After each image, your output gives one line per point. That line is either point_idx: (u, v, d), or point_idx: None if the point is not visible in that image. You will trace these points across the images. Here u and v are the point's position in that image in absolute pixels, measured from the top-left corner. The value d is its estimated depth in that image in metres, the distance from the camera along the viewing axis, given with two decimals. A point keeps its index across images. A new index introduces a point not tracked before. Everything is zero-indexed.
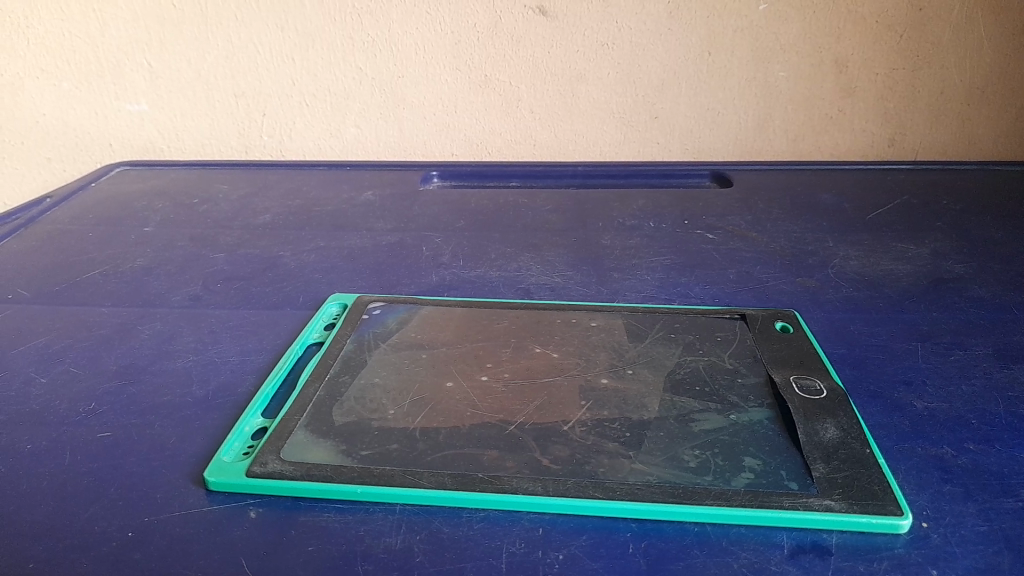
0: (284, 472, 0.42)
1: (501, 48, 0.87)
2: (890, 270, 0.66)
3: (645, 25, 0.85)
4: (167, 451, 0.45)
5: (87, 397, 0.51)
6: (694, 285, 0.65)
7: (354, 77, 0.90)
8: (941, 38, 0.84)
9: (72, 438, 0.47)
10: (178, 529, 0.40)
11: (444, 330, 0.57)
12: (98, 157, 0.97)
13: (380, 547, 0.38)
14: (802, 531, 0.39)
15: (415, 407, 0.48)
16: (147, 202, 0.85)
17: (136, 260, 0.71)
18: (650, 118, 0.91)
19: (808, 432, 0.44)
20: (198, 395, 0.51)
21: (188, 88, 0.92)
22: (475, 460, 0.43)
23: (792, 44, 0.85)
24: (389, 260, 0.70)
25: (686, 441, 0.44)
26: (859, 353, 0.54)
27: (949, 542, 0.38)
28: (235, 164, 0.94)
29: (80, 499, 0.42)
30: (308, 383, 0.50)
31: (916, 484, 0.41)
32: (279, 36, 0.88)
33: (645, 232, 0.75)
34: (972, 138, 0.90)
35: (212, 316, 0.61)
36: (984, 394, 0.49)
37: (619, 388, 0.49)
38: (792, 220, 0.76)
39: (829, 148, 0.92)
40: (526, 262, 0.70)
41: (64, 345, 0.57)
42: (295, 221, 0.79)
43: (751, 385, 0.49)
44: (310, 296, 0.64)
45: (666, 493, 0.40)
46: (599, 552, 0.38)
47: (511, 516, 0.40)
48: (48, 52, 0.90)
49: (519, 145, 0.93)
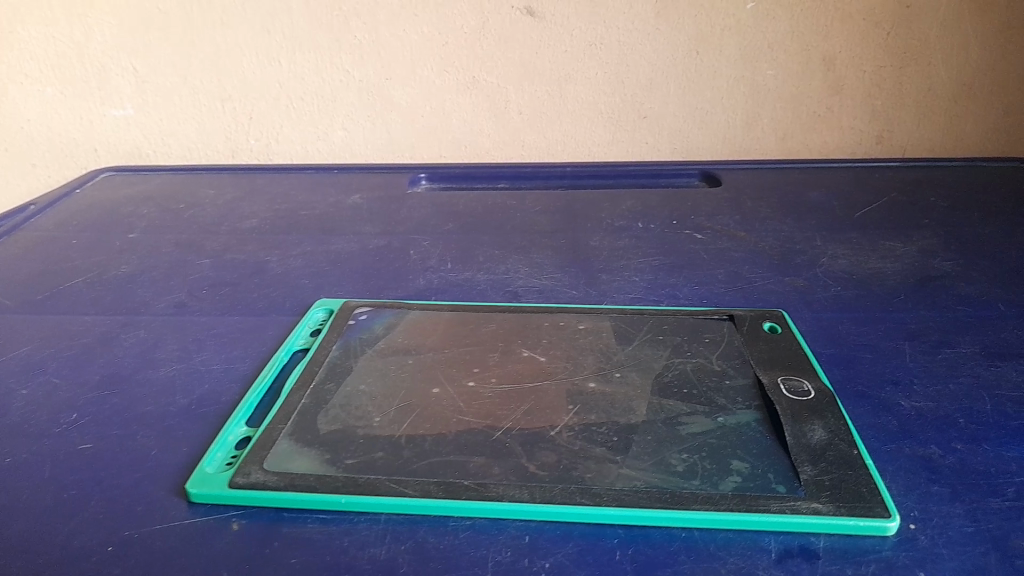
0: (267, 483, 0.42)
1: (488, 48, 0.87)
2: (878, 268, 0.66)
3: (632, 25, 0.85)
4: (149, 462, 0.45)
5: (69, 408, 0.50)
6: (683, 286, 0.64)
7: (341, 80, 0.90)
8: (928, 35, 0.84)
9: (53, 450, 0.46)
10: (161, 541, 0.40)
11: (431, 335, 0.57)
12: (84, 163, 0.96)
13: (365, 558, 0.38)
14: (789, 534, 0.38)
15: (401, 413, 0.48)
16: (134, 207, 0.84)
17: (121, 268, 0.70)
18: (638, 118, 0.91)
19: (796, 435, 0.44)
20: (182, 404, 0.50)
21: (174, 92, 0.91)
22: (461, 466, 0.43)
23: (779, 42, 0.85)
24: (377, 264, 0.70)
25: (674, 445, 0.44)
26: (847, 354, 0.54)
27: (936, 543, 0.38)
28: (223, 169, 0.94)
29: (61, 512, 0.42)
30: (293, 391, 0.50)
31: (904, 485, 0.41)
32: (266, 39, 0.87)
33: (634, 233, 0.75)
34: (960, 134, 0.90)
35: (198, 324, 0.60)
36: (972, 393, 0.49)
37: (607, 391, 0.49)
38: (780, 219, 0.76)
39: (818, 147, 0.92)
40: (514, 265, 0.69)
41: (47, 355, 0.56)
42: (283, 225, 0.79)
43: (739, 387, 0.49)
44: (296, 301, 0.64)
45: (653, 498, 0.40)
46: (587, 559, 0.38)
47: (498, 523, 0.40)
48: (31, 57, 0.89)
49: (507, 146, 0.93)
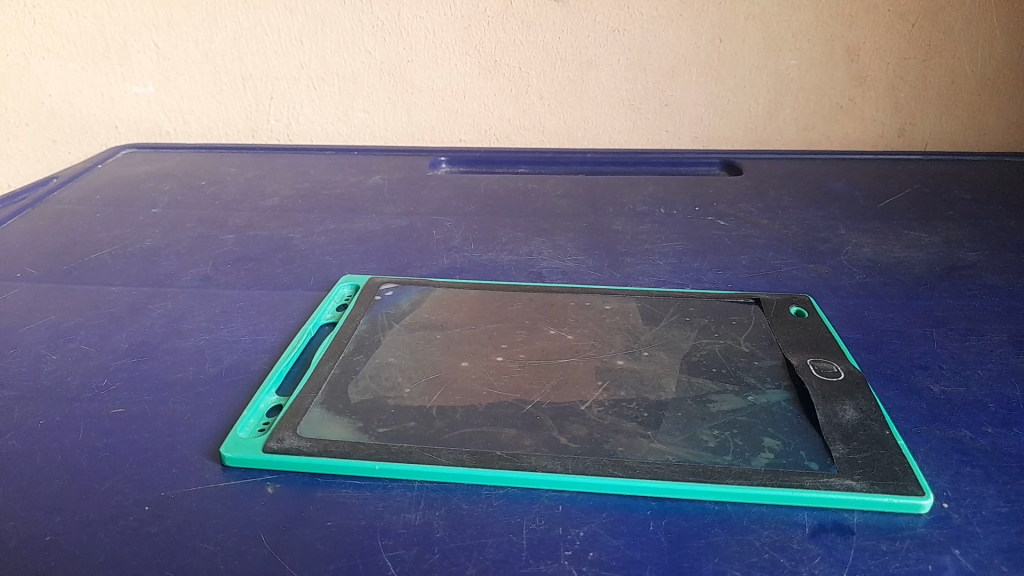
0: (300, 448, 0.42)
1: (511, 32, 0.87)
2: (903, 257, 0.66)
3: (655, 11, 0.85)
4: (181, 427, 0.45)
5: (99, 374, 0.50)
6: (707, 270, 0.64)
7: (362, 61, 0.90)
8: (953, 28, 0.84)
9: (85, 414, 0.46)
10: (196, 503, 0.40)
11: (458, 312, 0.57)
12: (104, 140, 0.97)
13: (400, 523, 0.38)
14: (823, 510, 0.39)
15: (431, 385, 0.48)
16: (155, 184, 0.84)
17: (145, 241, 0.71)
18: (660, 106, 0.90)
19: (827, 414, 0.44)
20: (211, 373, 0.50)
21: (195, 71, 0.91)
22: (493, 437, 0.43)
23: (803, 32, 0.85)
24: (400, 243, 0.70)
25: (705, 422, 0.44)
26: (874, 338, 0.54)
27: (971, 522, 0.38)
28: (243, 148, 0.94)
29: (95, 473, 0.42)
30: (323, 362, 0.50)
31: (936, 466, 0.41)
32: (289, 18, 0.87)
33: (656, 218, 0.75)
34: (983, 128, 0.90)
35: (223, 296, 0.60)
36: (1001, 378, 0.49)
37: (636, 369, 0.49)
38: (803, 208, 0.76)
39: (839, 138, 0.92)
40: (537, 246, 0.69)
41: (75, 322, 0.56)
42: (305, 204, 0.79)
43: (768, 367, 0.49)
44: (320, 277, 0.64)
45: (686, 472, 0.40)
46: (620, 529, 0.38)
47: (530, 493, 0.40)
48: (54, 33, 0.90)
49: (528, 131, 0.93)
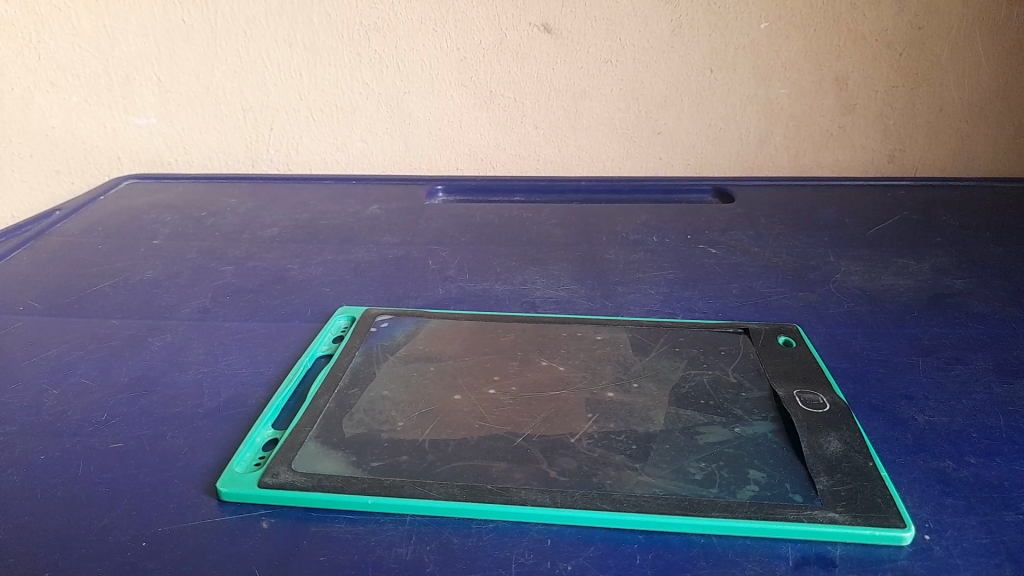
0: (295, 483, 0.43)
1: (506, 64, 0.88)
2: (891, 285, 0.67)
3: (648, 43, 0.86)
4: (178, 462, 0.46)
5: (99, 408, 0.51)
6: (698, 299, 0.65)
7: (360, 92, 0.91)
8: (940, 57, 0.86)
9: (85, 448, 0.47)
10: (192, 538, 0.41)
11: (452, 344, 0.58)
12: (106, 171, 0.98)
13: (392, 557, 0.39)
14: (806, 542, 0.39)
15: (424, 418, 0.49)
16: (156, 214, 0.86)
17: (145, 272, 0.72)
18: (653, 134, 0.92)
19: (812, 446, 0.45)
20: (209, 407, 0.51)
21: (197, 103, 0.93)
22: (484, 471, 0.44)
23: (792, 62, 0.86)
24: (397, 273, 0.71)
25: (691, 454, 0.45)
26: (861, 368, 0.54)
27: (952, 554, 0.38)
28: (243, 179, 0.95)
29: (95, 508, 0.43)
30: (318, 395, 0.51)
31: (919, 497, 0.42)
32: (288, 52, 0.89)
33: (648, 247, 0.76)
34: (971, 154, 0.91)
35: (222, 328, 0.62)
36: (985, 408, 0.50)
37: (624, 401, 0.50)
38: (794, 235, 0.77)
39: (831, 164, 0.93)
40: (531, 276, 0.70)
41: (76, 356, 0.58)
42: (303, 234, 0.80)
43: (755, 399, 0.50)
44: (317, 308, 0.65)
45: (673, 505, 0.41)
46: (608, 563, 0.39)
47: (520, 527, 0.41)
48: (58, 66, 0.91)
49: (523, 160, 0.95)
